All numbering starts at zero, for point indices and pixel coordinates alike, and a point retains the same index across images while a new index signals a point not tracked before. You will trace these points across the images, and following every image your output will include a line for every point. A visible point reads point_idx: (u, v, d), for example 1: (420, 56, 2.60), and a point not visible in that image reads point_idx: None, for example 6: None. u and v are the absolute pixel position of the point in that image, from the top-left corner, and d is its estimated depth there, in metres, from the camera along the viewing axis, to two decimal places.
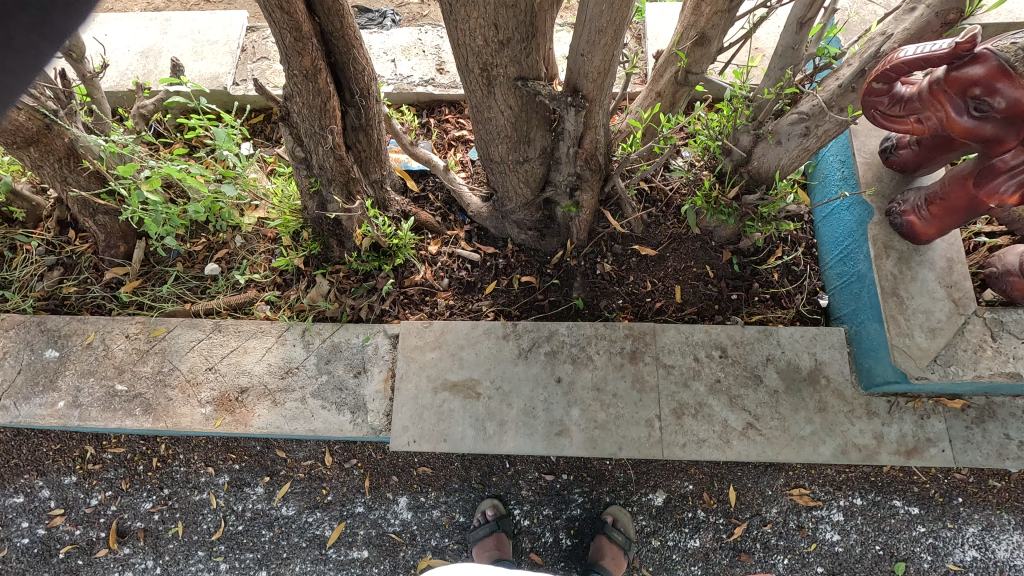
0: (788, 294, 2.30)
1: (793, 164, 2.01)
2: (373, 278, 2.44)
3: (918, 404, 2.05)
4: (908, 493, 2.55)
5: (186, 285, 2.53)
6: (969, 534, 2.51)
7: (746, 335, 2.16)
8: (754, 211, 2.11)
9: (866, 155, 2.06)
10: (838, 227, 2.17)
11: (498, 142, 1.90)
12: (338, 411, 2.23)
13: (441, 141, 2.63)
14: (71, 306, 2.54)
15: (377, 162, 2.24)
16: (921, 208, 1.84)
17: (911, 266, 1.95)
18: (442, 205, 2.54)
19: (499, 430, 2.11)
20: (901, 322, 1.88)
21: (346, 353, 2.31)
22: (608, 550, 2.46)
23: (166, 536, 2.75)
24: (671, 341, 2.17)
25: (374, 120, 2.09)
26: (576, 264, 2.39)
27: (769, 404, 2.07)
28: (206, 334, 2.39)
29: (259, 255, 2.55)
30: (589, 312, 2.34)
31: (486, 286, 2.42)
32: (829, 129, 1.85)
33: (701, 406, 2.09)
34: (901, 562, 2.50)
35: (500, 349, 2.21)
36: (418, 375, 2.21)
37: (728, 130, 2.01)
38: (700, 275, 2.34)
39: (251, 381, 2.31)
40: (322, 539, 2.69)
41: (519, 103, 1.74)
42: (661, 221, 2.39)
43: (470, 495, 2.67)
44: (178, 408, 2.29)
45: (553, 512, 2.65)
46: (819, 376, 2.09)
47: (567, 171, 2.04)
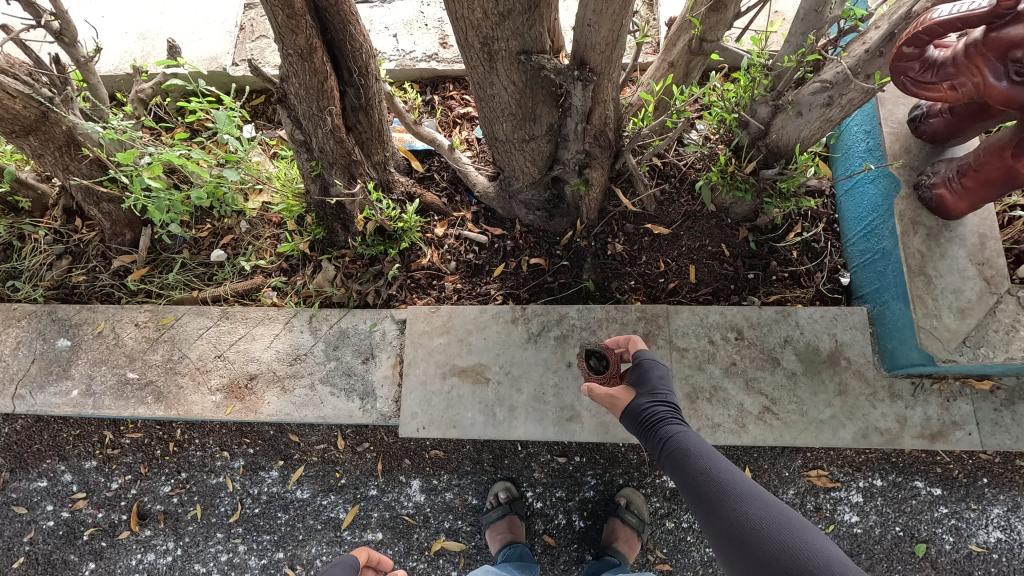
0: (807, 273, 2.21)
1: (814, 136, 1.90)
2: (379, 262, 2.40)
3: (945, 386, 1.96)
4: (930, 474, 2.48)
5: (194, 272, 2.51)
6: (994, 515, 2.45)
7: (763, 316, 2.08)
8: (772, 186, 2.02)
9: (893, 124, 1.94)
10: (862, 202, 2.06)
11: (502, 119, 1.82)
12: (347, 397, 2.22)
13: (446, 119, 2.55)
14: (80, 295, 2.53)
15: (379, 143, 2.17)
16: (952, 180, 1.73)
17: (940, 242, 1.84)
18: (447, 185, 2.47)
19: (509, 415, 2.08)
20: (928, 303, 1.80)
21: (354, 339, 2.28)
22: (621, 532, 2.46)
23: (186, 518, 2.80)
24: (685, 324, 2.10)
25: (374, 100, 2.02)
26: (586, 245, 2.32)
27: (787, 387, 2.01)
28: (214, 322, 2.38)
29: (264, 240, 2.53)
30: (600, 294, 2.28)
31: (494, 268, 2.36)
32: (854, 97, 1.74)
33: (716, 390, 2.03)
34: (922, 543, 2.45)
35: (509, 333, 2.16)
36: (426, 361, 2.18)
37: (744, 102, 1.93)
38: (715, 254, 2.25)
39: (260, 368, 2.30)
40: (337, 522, 2.71)
41: (523, 78, 1.65)
42: (674, 198, 2.30)
43: (483, 477, 2.67)
44: (190, 395, 2.30)
45: (566, 494, 2.63)
46: (840, 357, 2.01)
47: (576, 148, 1.96)
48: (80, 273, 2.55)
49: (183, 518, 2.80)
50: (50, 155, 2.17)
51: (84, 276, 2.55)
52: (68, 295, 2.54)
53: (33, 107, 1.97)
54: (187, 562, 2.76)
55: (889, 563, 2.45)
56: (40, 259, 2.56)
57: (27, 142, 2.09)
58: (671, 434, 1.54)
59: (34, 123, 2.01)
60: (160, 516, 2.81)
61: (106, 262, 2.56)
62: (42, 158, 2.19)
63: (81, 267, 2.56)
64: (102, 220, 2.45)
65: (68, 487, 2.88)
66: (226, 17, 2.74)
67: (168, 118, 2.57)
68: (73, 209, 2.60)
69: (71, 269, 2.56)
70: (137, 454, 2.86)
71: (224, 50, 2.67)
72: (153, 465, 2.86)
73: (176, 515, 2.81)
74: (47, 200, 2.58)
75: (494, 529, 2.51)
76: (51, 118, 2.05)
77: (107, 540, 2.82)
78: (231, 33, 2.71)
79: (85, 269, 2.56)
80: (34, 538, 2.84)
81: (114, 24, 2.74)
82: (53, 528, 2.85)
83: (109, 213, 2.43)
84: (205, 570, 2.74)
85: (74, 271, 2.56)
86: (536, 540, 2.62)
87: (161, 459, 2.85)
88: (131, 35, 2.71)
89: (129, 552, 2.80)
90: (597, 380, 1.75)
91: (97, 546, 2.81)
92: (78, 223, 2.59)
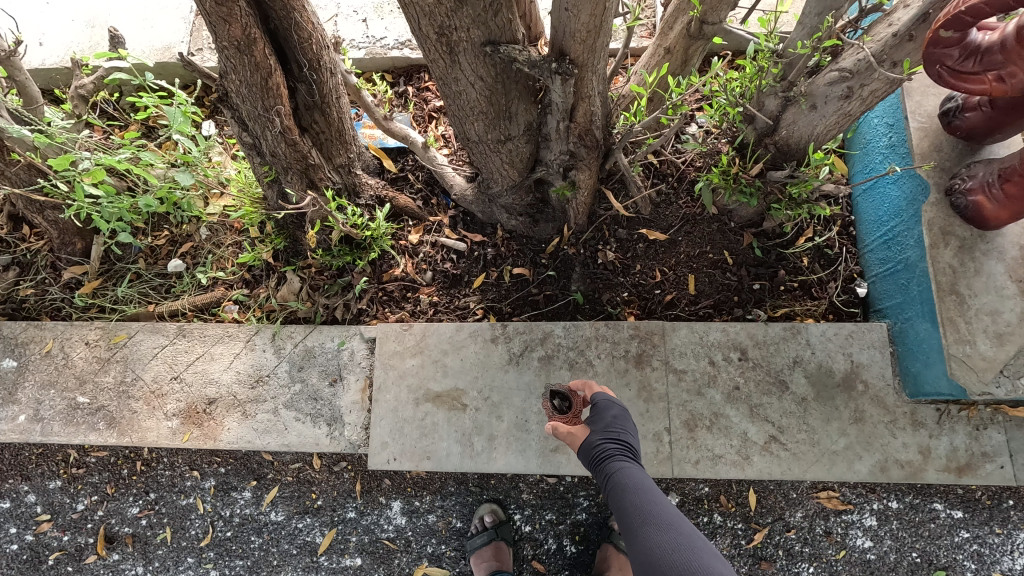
0: (820, 282, 1.98)
1: (830, 132, 1.67)
2: (348, 272, 2.19)
3: (974, 413, 1.75)
4: (950, 495, 2.28)
5: (150, 284, 2.31)
6: (1020, 541, 2.25)
7: (770, 334, 1.87)
8: (782, 190, 1.80)
9: (921, 119, 1.71)
10: (882, 205, 1.83)
11: (473, 118, 1.59)
12: (313, 423, 2.03)
13: (420, 113, 2.32)
14: (28, 310, 2.34)
15: (341, 144, 1.95)
16: (992, 185, 1.53)
17: (974, 256, 1.65)
18: (423, 186, 2.25)
19: (488, 446, 1.89)
20: (961, 327, 1.61)
21: (320, 358, 2.09)
22: (614, 559, 2.35)
23: (155, 542, 2.64)
24: (682, 343, 1.89)
25: (331, 96, 1.78)
26: (575, 253, 2.10)
27: (797, 414, 1.80)
28: (170, 340, 2.19)
29: (225, 248, 2.32)
30: (589, 307, 2.07)
31: (474, 279, 2.15)
32: (877, 89, 1.51)
33: (717, 417, 1.83)
34: (940, 570, 2.26)
35: (488, 354, 1.96)
36: (398, 385, 1.99)
37: (750, 94, 1.67)
38: (717, 262, 2.03)
39: (219, 391, 2.11)
40: (313, 546, 2.55)
41: (492, 72, 1.42)
42: (671, 200, 2.07)
43: (467, 499, 2.48)
44: (144, 421, 2.12)
45: (556, 517, 2.44)
46: (856, 381, 1.80)
47: (558, 149, 1.73)
48: (28, 286, 2.35)
49: (152, 541, 2.64)
50: None
51: (33, 289, 2.35)
52: (16, 310, 2.34)
53: None
54: None
55: None
56: None
57: None
58: (616, 469, 1.51)
59: None
60: (128, 539, 2.65)
61: (56, 273, 2.36)
62: None
63: (29, 280, 2.36)
64: (48, 228, 2.24)
65: (31, 508, 2.72)
66: (181, 2, 2.50)
67: (119, 116, 2.39)
68: (19, 216, 2.39)
69: (18, 282, 2.36)
70: (103, 474, 2.70)
71: (178, 39, 2.44)
72: (120, 485, 2.69)
73: (144, 538, 2.65)
74: None
75: (479, 556, 2.33)
76: None
77: (73, 565, 2.67)
78: (186, 20, 2.47)
79: (34, 281, 2.36)
80: None
81: (60, 11, 2.50)
82: (16, 552, 2.70)
83: (54, 222, 2.22)
84: None
85: (21, 283, 2.36)
86: (524, 566, 2.45)
87: (128, 479, 2.68)
88: (77, 23, 2.47)
89: None
90: (559, 415, 1.69)
91: (64, 571, 2.67)
92: (25, 230, 2.39)
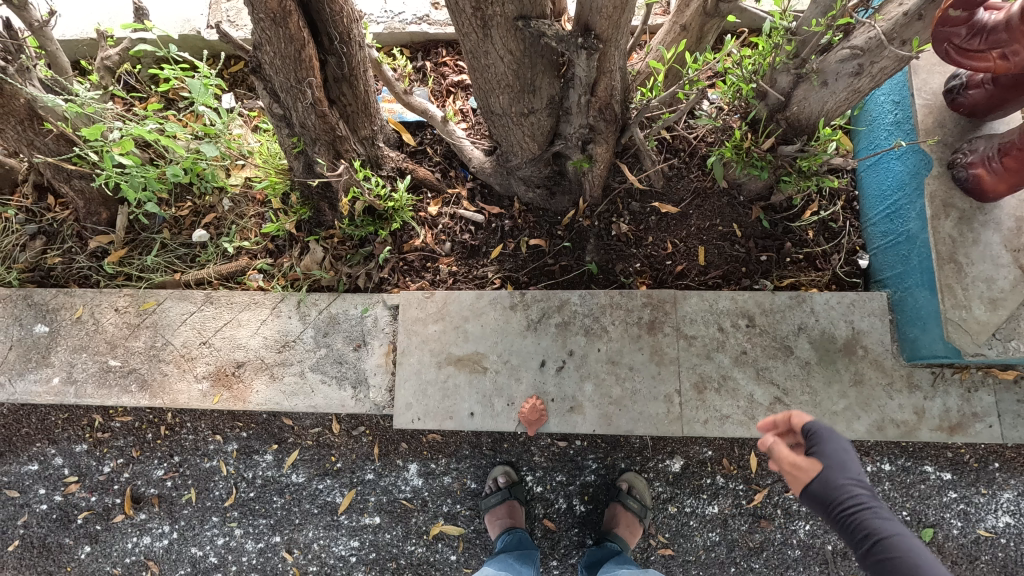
0: (824, 255, 2.08)
1: (839, 108, 1.74)
2: (369, 243, 2.26)
3: (966, 376, 1.87)
4: (941, 459, 2.40)
5: (175, 253, 2.37)
6: (1003, 500, 2.38)
7: (776, 302, 1.97)
8: (791, 163, 1.88)
9: (927, 95, 1.79)
10: (886, 179, 1.92)
11: (499, 92, 1.65)
12: (339, 385, 2.13)
13: (438, 88, 2.37)
14: (57, 278, 2.41)
15: (366, 117, 2.00)
16: (992, 159, 1.62)
17: (973, 227, 1.74)
18: (441, 159, 2.31)
19: (507, 407, 2.00)
20: (958, 293, 1.71)
21: (345, 325, 2.18)
22: (622, 518, 2.40)
23: (180, 502, 2.75)
24: (692, 310, 1.99)
25: (358, 69, 1.83)
26: (589, 225, 2.19)
27: (800, 377, 1.91)
28: (198, 307, 2.27)
29: (248, 219, 2.38)
30: (603, 277, 2.16)
31: (492, 249, 2.23)
32: (887, 66, 1.58)
33: (725, 379, 1.94)
34: (929, 528, 2.40)
35: (508, 320, 2.05)
36: (421, 349, 2.08)
37: (763, 70, 1.73)
38: (726, 234, 2.12)
39: (248, 355, 2.21)
40: (334, 506, 2.67)
41: (520, 46, 1.49)
42: (683, 174, 2.15)
43: (482, 461, 2.59)
44: (175, 384, 2.21)
45: (566, 478, 2.56)
46: (857, 346, 1.91)
47: (578, 122, 1.80)
48: (55, 254, 2.42)
49: (177, 501, 2.75)
50: (12, 129, 2.01)
51: (60, 257, 2.42)
52: (44, 278, 2.41)
53: None
54: (184, 546, 2.73)
55: None
56: (13, 240, 2.42)
57: None
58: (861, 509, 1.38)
59: None
60: (154, 499, 2.76)
61: (82, 242, 2.43)
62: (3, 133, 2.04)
63: (56, 248, 2.42)
64: (74, 198, 2.30)
65: (59, 470, 2.81)
66: None
67: (140, 87, 2.43)
68: (44, 186, 2.44)
69: (46, 251, 2.43)
70: (128, 438, 2.78)
71: (197, 12, 2.46)
72: (144, 448, 2.79)
73: (170, 499, 2.75)
74: (17, 176, 2.42)
75: (493, 514, 2.45)
76: (7, 91, 1.88)
77: (101, 524, 2.78)
78: None
79: (61, 250, 2.42)
80: (28, 521, 2.81)
81: None
82: (46, 512, 2.80)
83: (81, 191, 2.27)
84: (202, 553, 2.71)
85: (48, 252, 2.42)
86: (536, 524, 2.57)
87: (153, 443, 2.77)
88: None
89: (125, 535, 2.76)
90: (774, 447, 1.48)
91: (93, 529, 2.77)
92: (50, 200, 2.44)
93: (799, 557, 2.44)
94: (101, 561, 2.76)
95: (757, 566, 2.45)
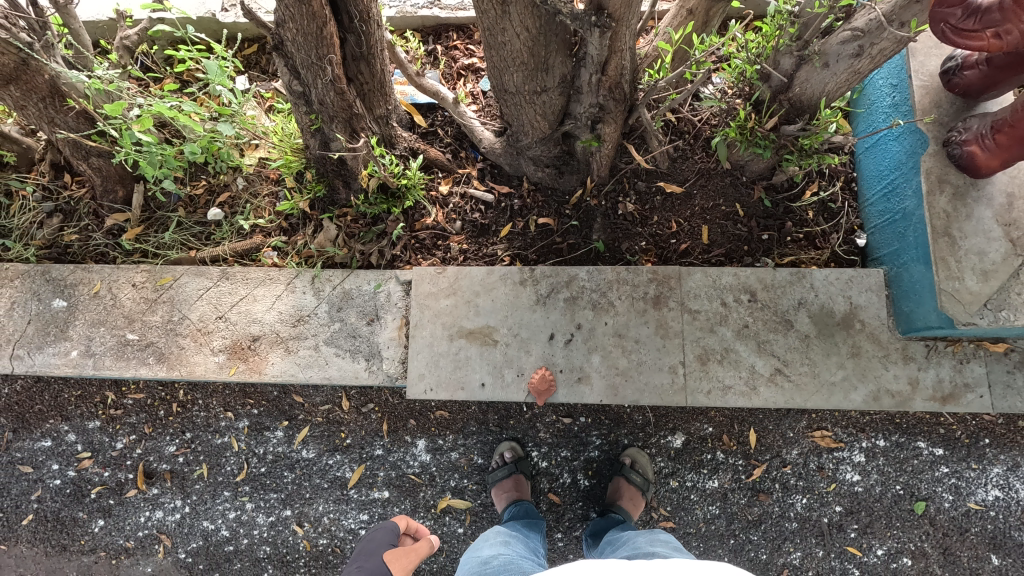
0: (823, 234, 2.16)
1: (840, 89, 1.81)
2: (382, 221, 2.33)
3: (958, 348, 1.98)
4: (933, 435, 2.44)
5: (190, 231, 2.42)
6: (993, 475, 2.44)
7: (777, 278, 2.06)
8: (793, 142, 1.95)
9: (924, 77, 1.86)
10: (884, 160, 2.00)
11: (513, 70, 1.71)
12: (353, 358, 2.20)
13: (450, 71, 2.43)
14: (74, 254, 2.46)
15: (381, 96, 2.06)
16: (985, 136, 1.69)
17: (966, 202, 1.81)
18: (452, 140, 2.37)
19: (517, 378, 2.08)
20: (951, 265, 1.78)
21: (358, 300, 2.24)
22: (625, 491, 2.42)
23: (192, 477, 2.76)
24: (696, 286, 2.07)
25: (376, 48, 1.89)
26: (597, 204, 2.25)
27: (800, 349, 2.01)
28: (214, 283, 2.33)
29: (263, 198, 2.42)
30: (610, 255, 2.23)
31: (502, 228, 2.29)
32: (886, 48, 1.64)
33: (728, 352, 2.03)
34: (921, 501, 2.45)
35: (518, 295, 2.13)
36: (433, 322, 2.16)
37: (766, 53, 1.80)
38: (729, 214, 2.19)
39: (263, 329, 2.27)
40: (343, 480, 2.70)
41: (537, 23, 1.55)
42: (687, 156, 2.21)
43: (489, 437, 2.62)
44: (192, 356, 2.28)
45: (571, 454, 2.60)
46: (854, 320, 2.01)
47: (589, 101, 1.85)
48: (72, 231, 2.45)
49: (189, 476, 2.76)
50: (34, 106, 2.05)
51: (77, 235, 2.46)
52: (62, 254, 2.46)
53: (12, 53, 1.84)
54: (196, 520, 2.74)
55: (888, 520, 2.46)
56: (30, 217, 2.45)
57: (7, 93, 1.97)
58: None
59: (13, 72, 1.88)
60: (166, 475, 2.76)
61: (99, 220, 2.46)
62: (25, 110, 2.07)
63: (73, 225, 2.46)
64: (92, 176, 2.33)
65: (72, 446, 2.80)
66: None
67: (156, 68, 2.47)
68: (61, 164, 2.48)
69: (62, 228, 2.47)
70: (141, 414, 2.77)
71: None
72: (157, 425, 2.78)
73: (182, 474, 2.76)
74: (33, 155, 2.45)
75: (500, 487, 2.49)
76: (32, 67, 1.91)
77: (115, 498, 2.78)
78: None
79: (77, 227, 2.46)
80: (41, 496, 2.81)
81: None
82: (59, 487, 2.80)
83: (99, 169, 2.31)
84: (214, 527, 2.73)
85: (65, 229, 2.46)
86: (541, 498, 2.61)
87: (165, 419, 2.77)
88: None
89: (138, 509, 2.77)
90: None
91: (106, 504, 2.78)
92: (67, 179, 2.48)
93: (796, 530, 2.50)
94: (114, 534, 2.78)
95: (755, 538, 2.51)
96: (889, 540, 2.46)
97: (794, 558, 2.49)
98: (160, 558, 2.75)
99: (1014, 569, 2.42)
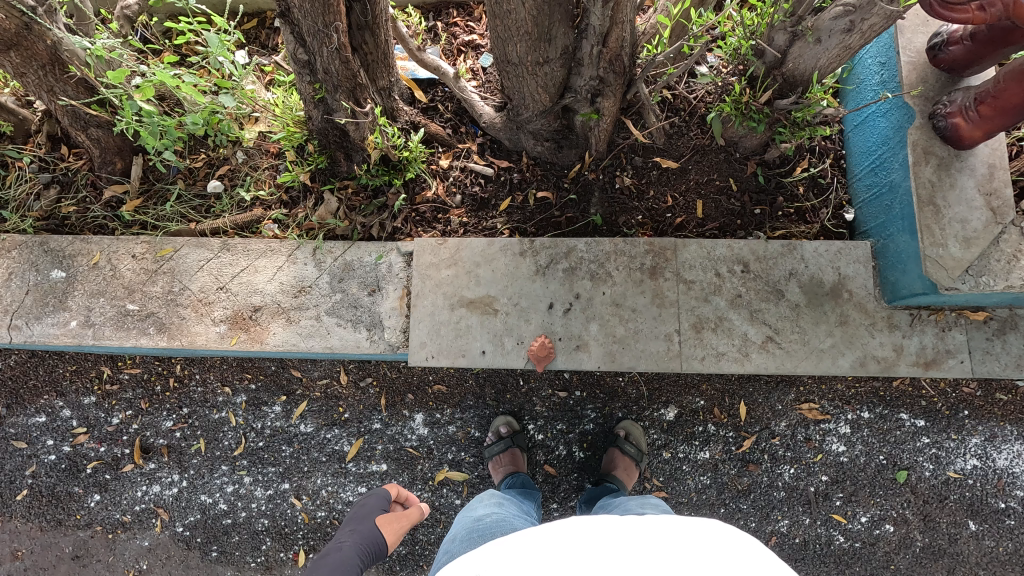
0: (813, 209, 2.24)
1: (832, 64, 1.84)
2: (383, 194, 2.37)
3: (940, 317, 2.09)
4: (915, 407, 2.45)
5: (190, 203, 2.42)
6: (971, 445, 2.45)
7: (769, 250, 2.15)
8: (786, 116, 2.01)
9: (911, 54, 1.93)
10: (872, 136, 2.10)
11: (517, 40, 1.72)
12: (354, 328, 2.24)
13: (450, 47, 2.46)
14: (72, 225, 2.45)
15: (384, 67, 2.08)
16: (969, 108, 1.77)
17: (950, 172, 1.90)
18: (452, 115, 2.40)
19: (517, 345, 2.15)
20: (935, 233, 1.87)
21: (359, 271, 2.28)
22: (620, 461, 2.39)
23: (189, 452, 2.63)
24: (691, 257, 2.16)
25: (381, 18, 1.91)
26: (594, 178, 2.30)
27: (790, 318, 2.11)
28: (214, 254, 2.34)
29: (263, 171, 2.42)
30: (607, 228, 2.29)
31: (501, 202, 2.34)
32: (876, 23, 1.67)
33: (721, 320, 2.13)
34: (903, 470, 2.46)
35: (517, 266, 2.20)
36: (435, 292, 2.22)
37: (761, 30, 1.84)
38: (722, 189, 2.27)
39: (265, 300, 2.29)
40: (342, 454, 2.59)
41: None
42: (683, 132, 2.27)
43: (485, 411, 2.56)
44: (193, 327, 2.29)
45: (566, 427, 2.55)
46: (842, 290, 2.11)
47: (589, 74, 1.88)
48: (70, 203, 2.45)
49: (187, 452, 2.63)
50: (33, 74, 2.00)
51: (75, 206, 2.45)
52: (59, 226, 2.45)
53: (15, 18, 1.79)
54: (193, 494, 2.62)
55: (871, 488, 2.47)
56: (26, 188, 2.44)
57: (6, 58, 1.92)
58: None
59: (14, 37, 1.84)
60: (163, 450, 2.63)
61: (97, 192, 2.46)
62: (24, 78, 2.02)
63: (71, 197, 2.46)
64: (90, 147, 2.31)
65: (67, 422, 2.66)
66: None
67: (156, 40, 2.48)
68: (58, 136, 2.47)
69: (60, 199, 2.46)
70: (137, 390, 2.64)
71: None
72: (153, 400, 2.65)
73: (179, 449, 2.63)
74: (29, 126, 2.44)
75: (497, 461, 2.44)
76: (34, 31, 1.86)
77: (111, 473, 2.64)
78: None
79: (75, 199, 2.46)
80: (36, 471, 2.66)
81: None
82: (55, 462, 2.66)
83: (97, 140, 2.29)
84: (212, 501, 2.61)
85: (63, 201, 2.46)
86: (537, 469, 2.57)
87: (161, 395, 2.64)
88: None
89: (134, 485, 2.63)
90: None
91: (102, 479, 2.64)
92: (64, 150, 2.47)
93: (783, 498, 2.49)
94: (110, 509, 2.63)
95: (745, 507, 2.49)
96: (873, 508, 2.46)
97: (782, 526, 2.48)
98: (157, 533, 2.61)
99: (990, 535, 2.44)
